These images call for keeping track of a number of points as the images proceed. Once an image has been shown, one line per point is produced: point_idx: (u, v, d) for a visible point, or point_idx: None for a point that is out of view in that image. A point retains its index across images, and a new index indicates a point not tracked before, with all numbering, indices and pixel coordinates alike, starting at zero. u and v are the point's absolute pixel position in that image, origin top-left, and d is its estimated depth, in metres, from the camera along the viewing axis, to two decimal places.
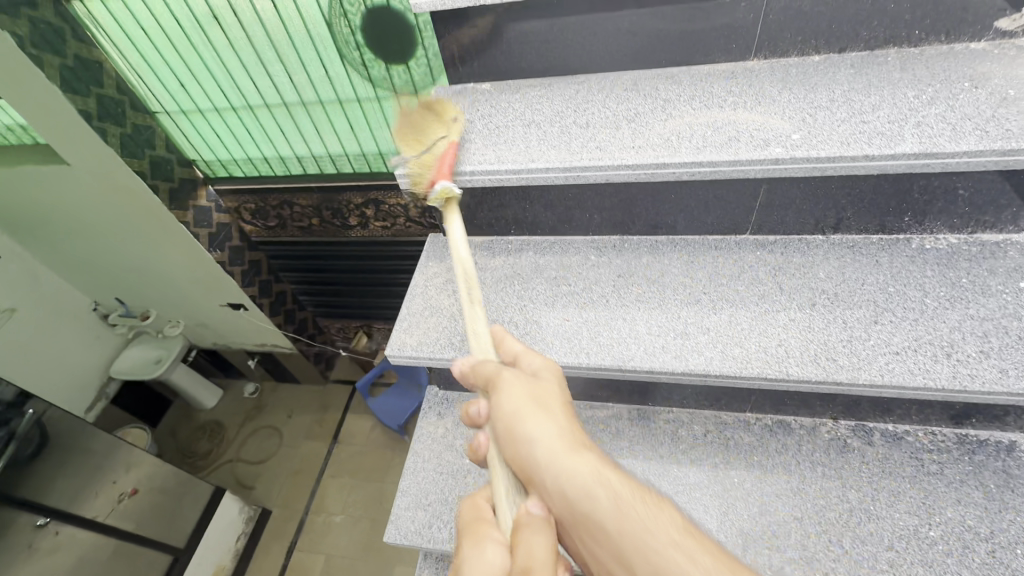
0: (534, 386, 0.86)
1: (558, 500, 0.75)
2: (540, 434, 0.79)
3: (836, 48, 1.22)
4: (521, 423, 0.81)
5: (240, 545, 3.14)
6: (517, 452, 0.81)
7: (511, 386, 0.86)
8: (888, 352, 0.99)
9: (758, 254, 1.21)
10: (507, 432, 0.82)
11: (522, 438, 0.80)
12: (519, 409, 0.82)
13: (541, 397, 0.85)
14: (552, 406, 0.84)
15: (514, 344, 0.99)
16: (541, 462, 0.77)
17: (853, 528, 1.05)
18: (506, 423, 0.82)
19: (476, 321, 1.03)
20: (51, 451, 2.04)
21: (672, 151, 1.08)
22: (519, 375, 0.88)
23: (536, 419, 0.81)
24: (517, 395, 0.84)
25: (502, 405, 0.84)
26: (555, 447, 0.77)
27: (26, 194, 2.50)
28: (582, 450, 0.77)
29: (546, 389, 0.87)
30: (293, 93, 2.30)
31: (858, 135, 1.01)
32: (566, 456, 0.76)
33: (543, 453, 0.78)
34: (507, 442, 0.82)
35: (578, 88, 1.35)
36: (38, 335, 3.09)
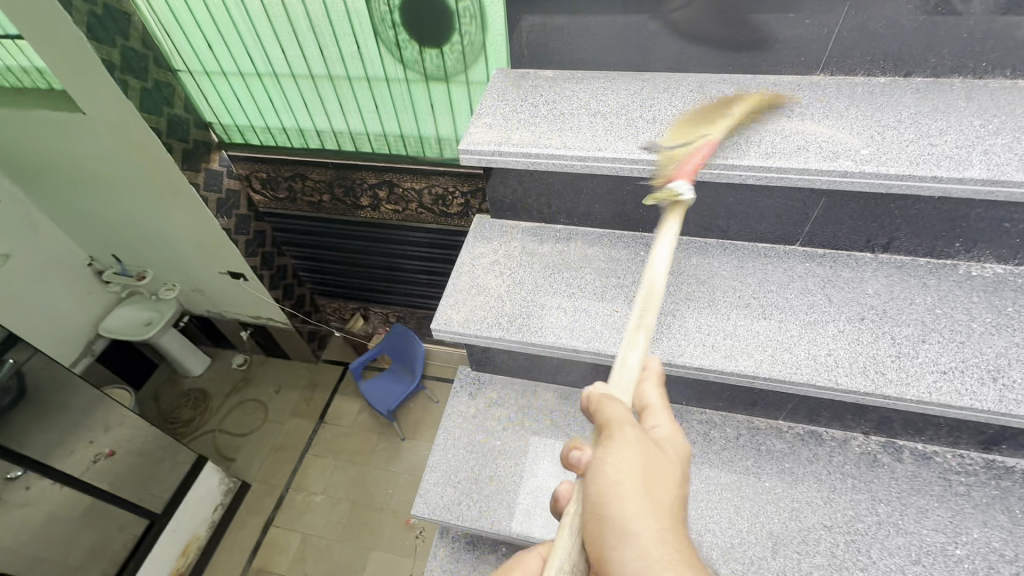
0: (650, 461, 0.70)
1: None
2: (641, 529, 0.63)
3: (902, 71, 1.24)
4: (622, 501, 0.65)
5: (215, 517, 3.09)
6: (605, 536, 0.65)
7: (626, 451, 0.70)
8: (936, 371, 1.00)
9: (807, 265, 1.23)
10: (600, 504, 0.67)
11: (617, 521, 0.64)
12: (624, 487, 0.66)
13: (654, 477, 0.69)
14: (662, 495, 0.67)
15: (652, 394, 0.86)
16: (630, 565, 0.61)
17: (880, 540, 1.07)
18: (600, 490, 0.67)
19: (632, 348, 0.90)
20: (30, 402, 1.99)
21: (740, 154, 1.10)
22: (639, 441, 0.72)
23: (640, 505, 0.65)
24: (630, 465, 0.69)
25: (605, 467, 0.69)
26: (654, 554, 0.61)
27: (39, 140, 2.49)
28: (689, 575, 0.59)
29: (663, 469, 0.70)
30: (321, 67, 2.22)
31: (925, 156, 1.03)
32: (665, 571, 0.59)
33: (636, 555, 0.61)
34: (596, 516, 0.67)
35: (643, 86, 1.37)
36: (34, 285, 3.04)
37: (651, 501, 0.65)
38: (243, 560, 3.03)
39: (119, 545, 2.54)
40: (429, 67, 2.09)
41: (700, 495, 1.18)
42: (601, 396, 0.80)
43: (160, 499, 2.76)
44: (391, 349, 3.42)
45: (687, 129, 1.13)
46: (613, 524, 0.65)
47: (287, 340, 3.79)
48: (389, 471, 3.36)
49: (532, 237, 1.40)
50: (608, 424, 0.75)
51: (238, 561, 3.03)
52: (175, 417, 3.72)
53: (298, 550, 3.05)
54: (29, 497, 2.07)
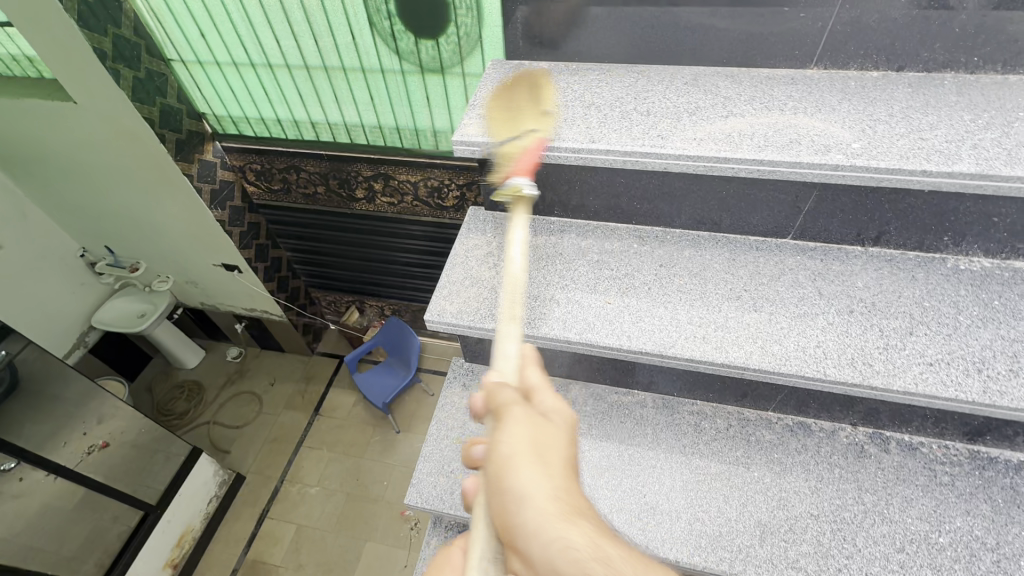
0: (539, 429, 0.79)
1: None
2: (535, 493, 0.72)
3: (894, 65, 1.24)
4: (516, 472, 0.73)
5: (210, 508, 3.10)
6: (504, 505, 0.73)
7: (515, 426, 0.78)
8: (922, 362, 1.02)
9: (798, 258, 1.24)
10: (495, 480, 0.75)
11: (512, 490, 0.73)
12: (517, 458, 0.75)
13: (542, 445, 0.78)
14: (551, 458, 0.76)
15: (534, 376, 0.91)
16: (530, 526, 0.70)
17: (866, 528, 1.09)
18: (498, 467, 0.75)
19: (505, 340, 0.94)
20: (23, 393, 1.98)
21: (734, 147, 1.11)
22: (528, 414, 0.80)
23: (531, 472, 0.73)
24: (521, 437, 0.77)
25: (499, 446, 0.77)
26: (548, 513, 0.70)
27: (29, 130, 2.46)
28: (578, 522, 0.70)
29: (552, 436, 0.79)
30: (316, 57, 2.20)
31: (916, 151, 1.04)
32: (557, 525, 0.69)
33: (534, 514, 0.70)
34: (495, 491, 0.75)
35: (637, 78, 1.37)
36: (25, 276, 3.02)
37: (542, 466, 0.74)
38: (237, 551, 3.04)
39: (114, 536, 2.55)
40: (424, 59, 2.08)
41: (690, 484, 1.19)
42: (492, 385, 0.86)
43: (154, 490, 2.76)
44: (386, 342, 3.42)
45: (504, 126, 1.15)
46: (510, 494, 0.73)
47: (281, 332, 3.78)
48: (384, 463, 3.37)
49: (526, 229, 1.40)
50: (498, 408, 0.82)
51: (233, 552, 3.04)
52: (169, 409, 3.71)
53: (293, 542, 3.06)
54: (22, 489, 2.06)
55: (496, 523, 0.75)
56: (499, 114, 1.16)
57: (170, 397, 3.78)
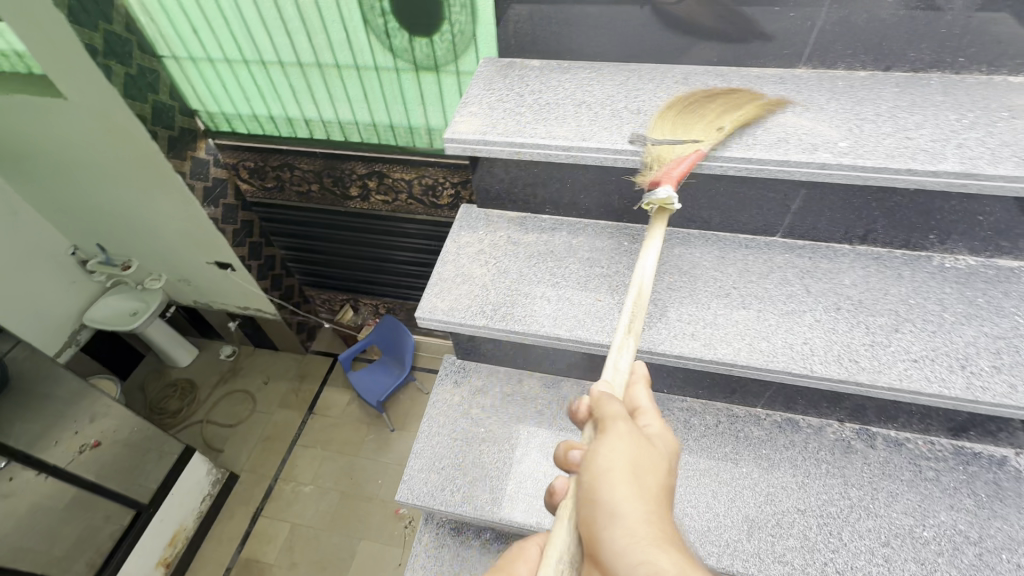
0: (639, 450, 0.75)
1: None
2: (628, 512, 0.68)
3: (882, 65, 1.25)
4: (611, 487, 0.70)
5: (203, 507, 3.08)
6: (594, 517, 0.70)
7: (616, 441, 0.75)
8: (907, 359, 1.03)
9: (786, 256, 1.25)
10: (588, 488, 0.72)
11: (605, 504, 0.69)
12: (614, 472, 0.72)
13: (643, 468, 0.73)
14: (648, 483, 0.72)
15: (641, 396, 0.88)
16: (617, 544, 0.66)
17: (851, 523, 1.10)
18: (592, 476, 0.73)
19: (620, 352, 0.94)
20: (13, 392, 1.97)
21: (723, 146, 1.11)
22: (631, 432, 0.76)
23: (626, 489, 0.70)
24: (621, 452, 0.74)
25: (595, 456, 0.74)
26: (638, 535, 0.66)
27: (19, 126, 2.44)
28: (669, 553, 0.64)
29: (653, 461, 0.75)
30: (310, 54, 2.19)
31: (903, 150, 1.05)
32: (646, 549, 0.64)
33: (623, 533, 0.66)
34: (587, 501, 0.72)
35: (628, 76, 1.38)
36: (16, 274, 2.99)
37: (638, 488, 0.70)
38: (231, 550, 3.04)
39: (106, 536, 2.53)
40: (419, 56, 2.08)
41: (679, 480, 1.20)
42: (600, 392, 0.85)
43: (147, 489, 2.75)
44: (381, 340, 3.42)
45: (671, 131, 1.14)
46: (602, 506, 0.70)
47: (275, 330, 3.77)
48: (378, 461, 3.37)
49: (518, 227, 1.41)
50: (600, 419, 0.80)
51: (226, 551, 3.04)
52: (162, 408, 3.69)
53: (287, 540, 3.06)
54: (12, 489, 2.05)
55: (583, 534, 0.72)
56: (674, 119, 1.17)
57: (163, 396, 3.76)
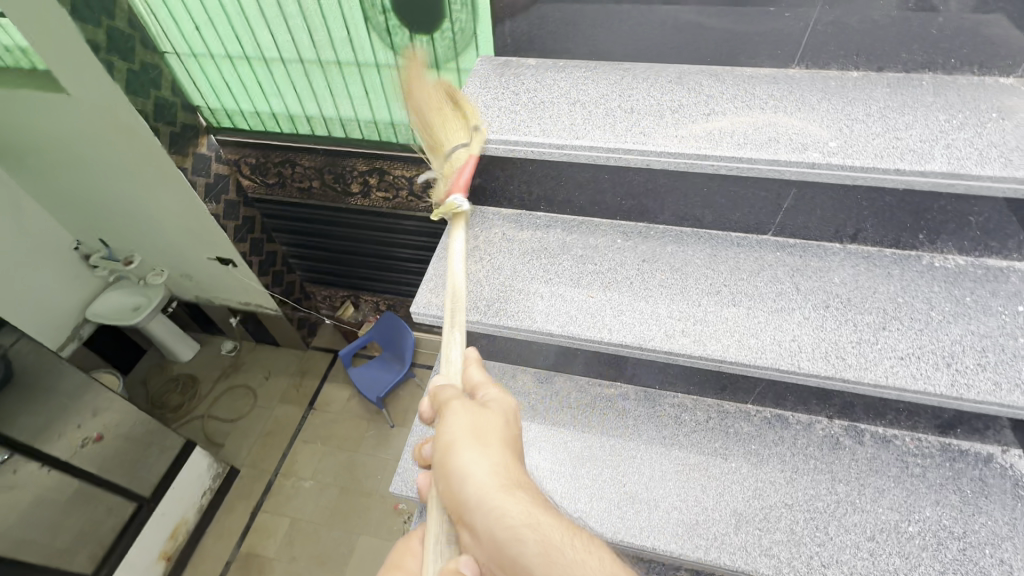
0: (476, 416, 0.83)
1: (488, 547, 0.70)
2: (475, 472, 0.75)
3: (875, 66, 1.26)
4: (457, 454, 0.77)
5: (204, 501, 3.11)
6: (450, 489, 0.76)
7: (457, 418, 0.83)
8: (893, 356, 1.04)
9: (777, 254, 1.26)
10: (439, 465, 0.79)
11: (454, 471, 0.76)
12: (457, 442, 0.79)
13: (483, 431, 0.81)
14: (490, 441, 0.79)
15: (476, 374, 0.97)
16: (471, 501, 0.73)
17: (838, 518, 1.12)
18: (441, 453, 0.80)
19: (451, 345, 1.05)
20: (17, 386, 2.00)
21: (714, 145, 1.13)
22: (467, 406, 0.85)
23: (471, 453, 0.77)
24: (460, 424, 0.82)
25: (443, 436, 0.81)
26: (486, 488, 0.73)
27: (23, 121, 2.47)
28: (513, 493, 0.72)
29: (492, 421, 0.83)
30: (310, 51, 2.21)
31: (892, 150, 1.06)
32: (495, 498, 0.72)
33: (475, 491, 0.73)
34: (442, 476, 0.78)
35: (622, 75, 1.39)
36: (19, 268, 3.01)
37: (481, 447, 0.78)
38: (231, 544, 3.07)
39: (108, 529, 2.56)
40: None
41: (668, 474, 1.23)
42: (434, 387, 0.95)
43: (148, 483, 2.77)
44: (381, 337, 3.44)
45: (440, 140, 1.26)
46: (453, 475, 0.76)
47: (276, 326, 3.80)
48: (377, 457, 3.40)
49: (513, 224, 1.42)
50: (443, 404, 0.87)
51: (226, 544, 3.07)
52: (163, 402, 3.73)
53: (286, 534, 3.09)
54: (15, 480, 2.08)
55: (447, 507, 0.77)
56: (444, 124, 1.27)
57: (164, 391, 3.80)
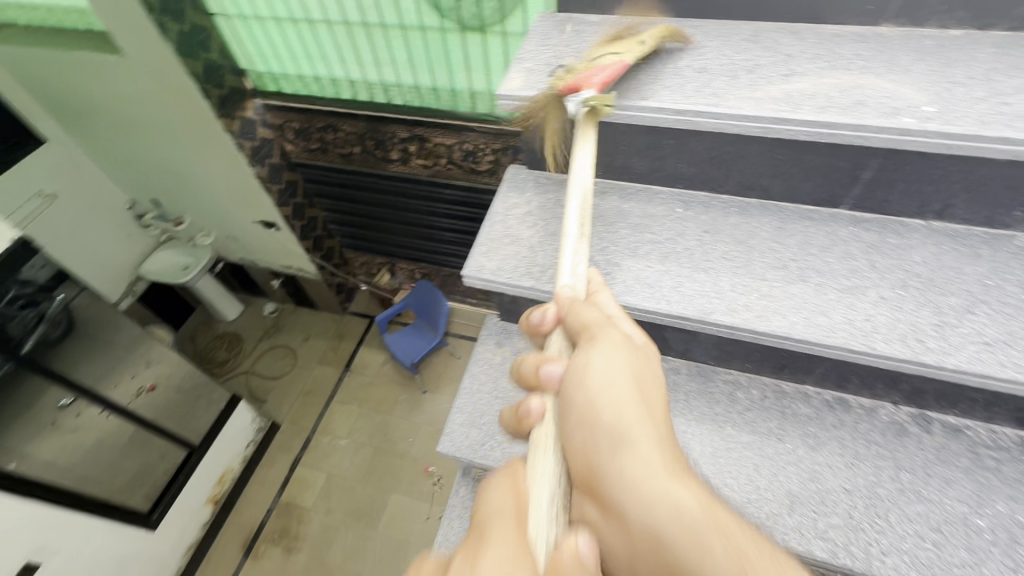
0: (636, 367, 0.83)
1: (644, 524, 0.70)
2: (638, 439, 0.75)
3: (979, 23, 1.14)
4: (618, 410, 0.78)
5: (248, 452, 3.28)
6: (602, 445, 0.77)
7: (613, 359, 0.83)
8: (979, 342, 0.98)
9: (852, 229, 1.18)
10: (593, 413, 0.79)
11: (614, 431, 0.77)
12: (617, 403, 0.78)
13: (641, 387, 0.82)
14: (648, 402, 0.81)
15: (609, 302, 0.98)
16: (632, 474, 0.73)
17: (900, 506, 1.08)
18: (597, 400, 0.79)
19: (578, 259, 1.02)
20: (78, 336, 2.14)
21: (793, 108, 1.06)
22: (624, 353, 0.84)
23: (633, 413, 0.78)
24: (619, 375, 0.81)
25: (598, 379, 0.81)
26: (654, 465, 0.73)
27: (81, 83, 2.56)
28: (681, 475, 0.73)
29: (647, 375, 0.85)
30: (356, 13, 2.17)
31: (996, 116, 0.97)
32: (669, 480, 0.72)
33: (636, 463, 0.73)
34: (591, 426, 0.78)
35: (693, 32, 1.31)
36: (80, 224, 3.17)
37: (642, 410, 0.79)
38: (273, 494, 3.23)
39: (160, 473, 2.73)
40: (465, 15, 2.02)
41: (720, 452, 1.20)
42: (569, 300, 0.95)
43: (198, 433, 2.94)
44: (416, 304, 3.48)
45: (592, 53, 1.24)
46: (611, 432, 0.77)
47: (316, 290, 3.88)
48: (411, 421, 3.48)
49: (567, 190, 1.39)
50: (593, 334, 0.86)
51: (269, 493, 3.24)
52: (210, 358, 3.91)
53: (324, 488, 3.23)
54: (78, 422, 2.23)
55: (585, 459, 0.78)
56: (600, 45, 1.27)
57: (212, 347, 3.98)
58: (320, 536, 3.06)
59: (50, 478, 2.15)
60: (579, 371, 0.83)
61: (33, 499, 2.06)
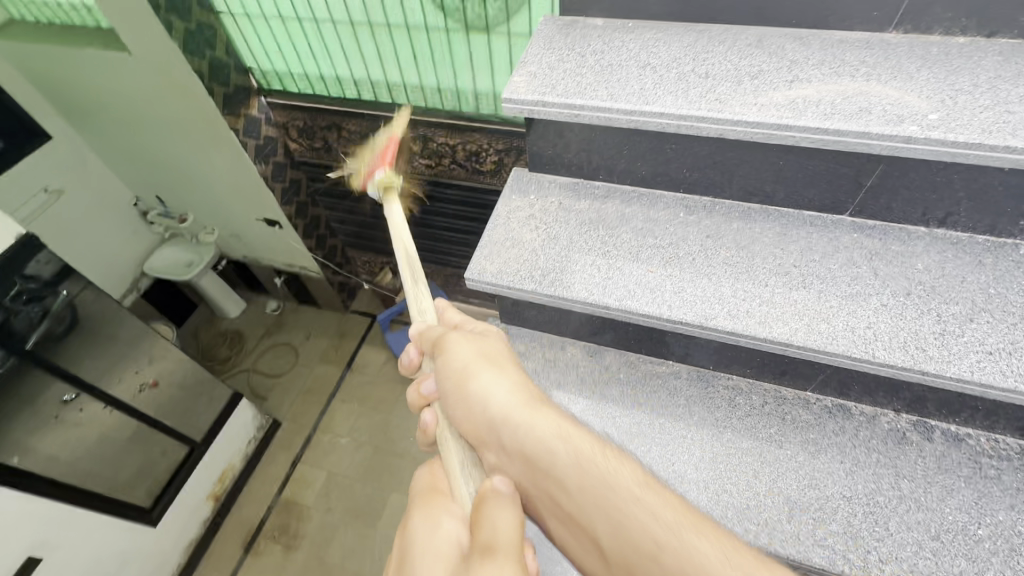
0: (481, 345, 1.06)
1: (520, 454, 0.91)
2: (496, 394, 0.97)
3: (985, 31, 1.13)
4: (475, 379, 1.00)
5: (249, 449, 3.30)
6: (470, 408, 0.98)
7: (464, 345, 1.06)
8: (981, 351, 0.98)
9: (855, 236, 1.18)
10: (459, 386, 1.01)
11: (477, 394, 0.98)
12: (474, 366, 1.01)
13: (490, 356, 1.05)
14: (502, 364, 1.03)
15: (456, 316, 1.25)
16: (497, 418, 0.95)
17: (900, 514, 1.08)
18: (459, 378, 1.01)
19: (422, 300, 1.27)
20: (81, 332, 2.15)
21: (797, 114, 1.06)
22: (467, 338, 1.07)
23: (488, 376, 1.00)
24: (469, 355, 1.04)
25: (455, 362, 1.03)
26: (512, 406, 0.95)
27: (87, 79, 2.56)
28: (537, 408, 0.95)
29: (493, 347, 1.07)
30: (361, 12, 2.18)
31: (1001, 124, 0.96)
32: (521, 412, 0.94)
33: (499, 410, 0.95)
34: (461, 400, 1.00)
35: (697, 37, 1.30)
36: (85, 220, 3.19)
37: (494, 372, 1.01)
38: (273, 490, 3.24)
39: (162, 468, 2.75)
40: (470, 16, 2.03)
41: (718, 457, 1.21)
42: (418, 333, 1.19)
43: (200, 429, 2.94)
44: None
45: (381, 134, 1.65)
46: (475, 396, 0.98)
47: (318, 288, 3.89)
48: (410, 420, 3.49)
49: (569, 192, 1.39)
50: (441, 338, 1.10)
51: (269, 490, 3.25)
52: (212, 355, 3.92)
53: (324, 486, 3.24)
54: (81, 417, 2.24)
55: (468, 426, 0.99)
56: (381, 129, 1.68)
57: (214, 343, 3.99)
58: (320, 534, 3.07)
59: (52, 472, 2.17)
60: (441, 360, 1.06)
61: (35, 493, 2.07)
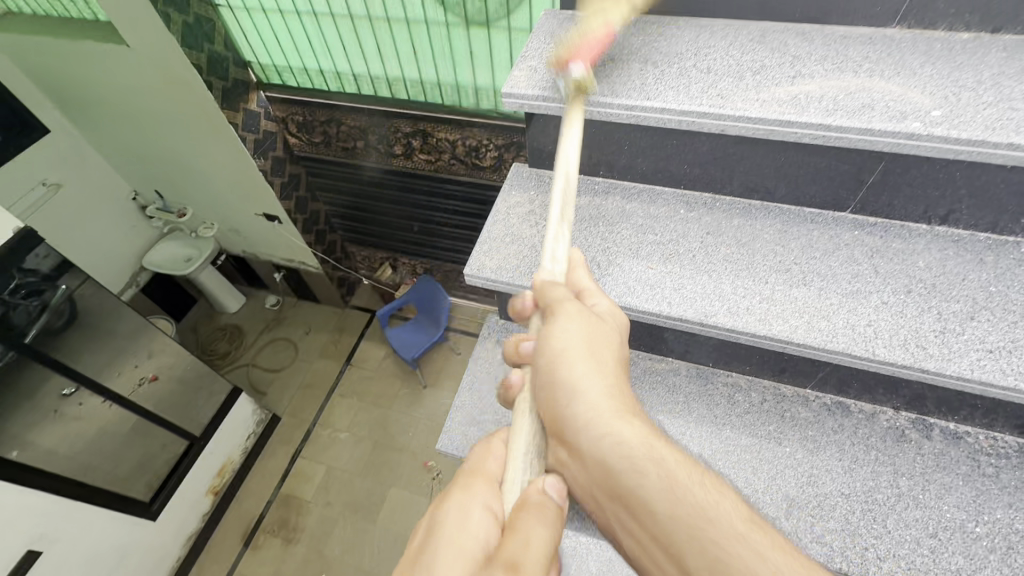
0: (591, 329, 0.88)
1: (596, 465, 0.75)
2: (588, 388, 0.81)
3: (989, 27, 1.12)
4: (569, 365, 0.84)
5: (249, 444, 3.30)
6: (556, 396, 0.83)
7: (569, 323, 0.88)
8: (981, 349, 0.97)
9: (855, 233, 1.17)
10: (550, 370, 0.85)
11: (567, 382, 0.82)
12: (570, 352, 0.85)
13: (595, 344, 0.87)
14: (601, 355, 0.86)
15: (584, 278, 1.01)
16: (582, 419, 0.78)
17: (898, 511, 1.08)
18: (552, 358, 0.86)
19: (557, 242, 1.03)
20: (80, 326, 2.14)
21: (799, 110, 1.04)
22: (579, 315, 0.89)
23: (582, 364, 0.83)
24: (573, 337, 0.87)
25: (554, 339, 0.87)
26: (602, 407, 0.79)
27: (86, 73, 2.55)
28: (630, 418, 0.78)
29: (604, 334, 0.89)
30: (360, 6, 2.14)
31: (1004, 121, 0.95)
32: (611, 420, 0.77)
33: (585, 408, 0.79)
34: (548, 383, 0.85)
35: (699, 31, 1.29)
36: (82, 214, 3.17)
37: (592, 363, 0.84)
38: (273, 485, 3.25)
39: (162, 462, 2.75)
40: (470, 10, 2.01)
41: (718, 454, 1.21)
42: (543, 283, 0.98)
43: (199, 423, 2.94)
44: (417, 298, 3.47)
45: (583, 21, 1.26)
46: (563, 384, 0.83)
47: (318, 283, 3.88)
48: (410, 415, 3.49)
49: None
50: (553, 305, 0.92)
51: (268, 485, 3.26)
52: (211, 349, 3.92)
53: (324, 481, 3.25)
54: (80, 410, 2.24)
55: (548, 415, 0.84)
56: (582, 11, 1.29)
57: (213, 338, 3.99)
58: (320, 528, 3.08)
59: (52, 466, 2.17)
60: (543, 338, 0.89)
61: (35, 487, 2.07)
